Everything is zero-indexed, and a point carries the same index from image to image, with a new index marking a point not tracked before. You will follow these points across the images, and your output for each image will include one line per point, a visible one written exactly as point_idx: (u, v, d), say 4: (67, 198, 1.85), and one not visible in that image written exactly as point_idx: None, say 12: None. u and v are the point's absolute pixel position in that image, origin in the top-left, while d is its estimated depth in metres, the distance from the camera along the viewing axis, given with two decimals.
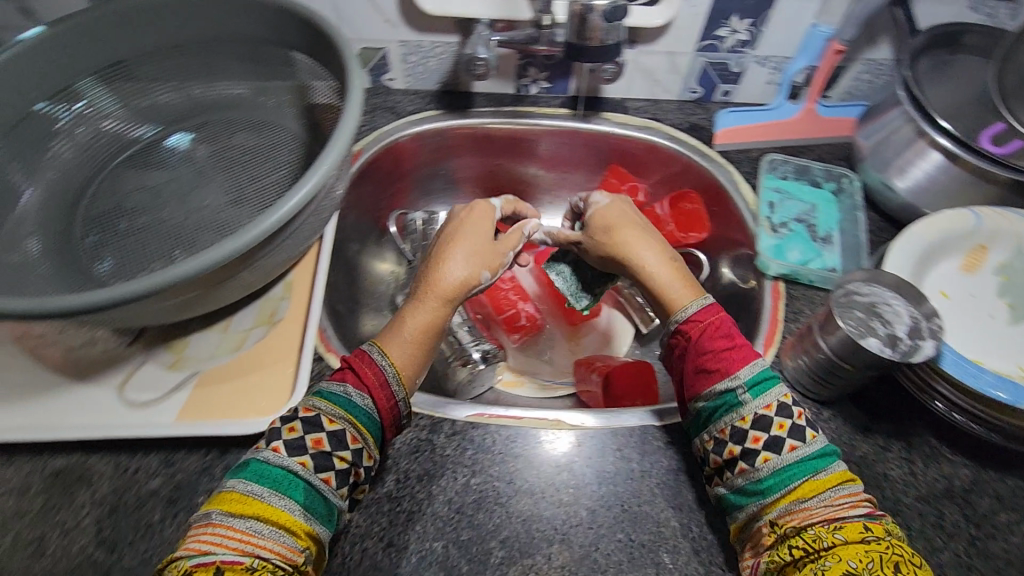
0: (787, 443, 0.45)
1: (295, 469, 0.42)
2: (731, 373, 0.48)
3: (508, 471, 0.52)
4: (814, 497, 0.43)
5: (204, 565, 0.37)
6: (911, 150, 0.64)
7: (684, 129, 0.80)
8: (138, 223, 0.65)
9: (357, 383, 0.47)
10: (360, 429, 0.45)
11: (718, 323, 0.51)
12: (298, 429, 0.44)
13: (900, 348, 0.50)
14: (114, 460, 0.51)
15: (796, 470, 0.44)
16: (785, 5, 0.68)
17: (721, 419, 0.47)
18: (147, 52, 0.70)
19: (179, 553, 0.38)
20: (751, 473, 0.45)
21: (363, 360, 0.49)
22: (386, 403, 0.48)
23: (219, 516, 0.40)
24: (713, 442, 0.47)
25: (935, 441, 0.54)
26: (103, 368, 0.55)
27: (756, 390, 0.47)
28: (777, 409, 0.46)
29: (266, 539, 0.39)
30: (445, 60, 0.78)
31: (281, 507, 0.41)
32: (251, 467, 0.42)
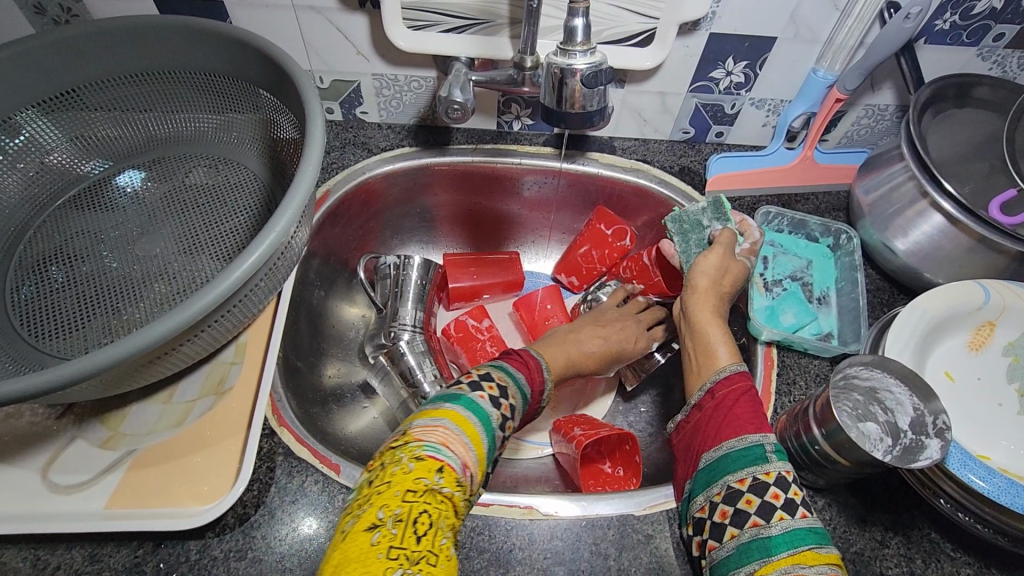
0: (801, 508, 0.42)
1: (497, 417, 0.43)
2: (764, 433, 0.47)
3: (472, 568, 0.47)
4: (812, 567, 0.39)
5: (438, 459, 0.37)
6: (913, 209, 0.59)
7: (674, 172, 0.75)
8: (79, 273, 0.60)
9: (513, 361, 0.51)
10: (516, 395, 0.47)
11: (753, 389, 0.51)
12: (473, 377, 0.46)
13: (903, 442, 0.47)
14: (32, 555, 0.46)
15: (793, 537, 0.41)
16: (782, 49, 0.65)
17: (743, 466, 0.45)
18: (94, 84, 0.64)
19: (412, 441, 0.39)
20: (762, 529, 0.42)
21: (522, 354, 0.53)
22: (536, 389, 0.50)
23: (445, 422, 0.41)
24: (707, 506, 0.45)
25: (935, 536, 0.50)
26: (29, 445, 0.50)
27: (782, 454, 0.46)
28: (777, 479, 0.44)
29: (470, 455, 0.40)
30: (422, 95, 0.73)
31: (482, 438, 0.41)
32: (465, 398, 0.43)
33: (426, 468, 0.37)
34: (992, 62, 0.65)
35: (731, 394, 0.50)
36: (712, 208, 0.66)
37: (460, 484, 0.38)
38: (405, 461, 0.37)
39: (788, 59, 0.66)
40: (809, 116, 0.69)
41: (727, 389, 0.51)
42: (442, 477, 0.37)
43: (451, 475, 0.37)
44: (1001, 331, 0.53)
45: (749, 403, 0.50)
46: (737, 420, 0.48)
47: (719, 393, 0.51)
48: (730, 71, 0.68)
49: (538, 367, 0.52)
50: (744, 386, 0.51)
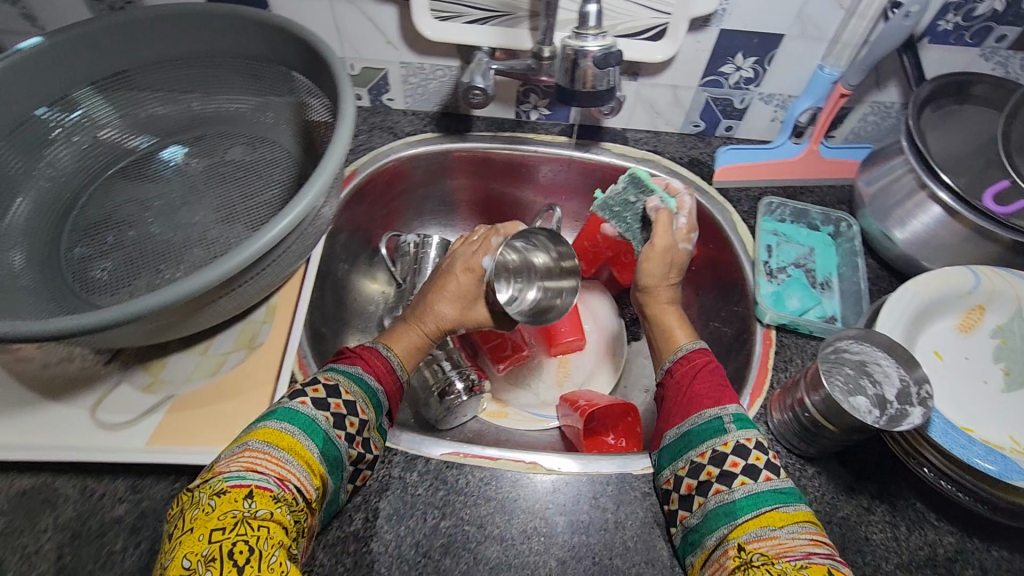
0: (763, 472, 0.45)
1: (320, 418, 0.46)
2: (722, 405, 0.51)
3: (479, 514, 0.51)
4: (781, 527, 0.42)
5: (241, 487, 0.39)
6: (911, 200, 0.62)
7: (684, 163, 0.78)
8: (126, 237, 0.65)
9: (367, 367, 0.52)
10: (369, 405, 0.50)
11: (711, 365, 0.55)
12: (321, 390, 0.48)
13: (889, 413, 0.49)
14: (81, 484, 0.51)
15: (767, 498, 0.44)
16: (790, 45, 0.68)
17: (702, 442, 0.48)
18: (146, 65, 0.69)
19: (219, 475, 0.40)
20: (724, 495, 0.45)
21: (372, 354, 0.55)
22: (394, 388, 0.54)
23: (259, 444, 0.42)
24: (687, 467, 0.48)
25: (920, 506, 0.52)
26: (80, 386, 0.55)
27: (740, 422, 0.49)
28: (755, 443, 0.47)
29: (294, 469, 0.42)
30: (445, 84, 0.77)
31: (307, 446, 0.44)
32: (282, 412, 0.45)
33: (229, 500, 0.38)
34: (995, 62, 0.67)
35: (688, 371, 0.55)
36: (631, 185, 0.72)
37: (276, 501, 0.39)
38: (205, 502, 0.38)
39: (795, 55, 0.69)
40: (815, 112, 0.71)
41: (684, 366, 0.56)
42: (252, 501, 0.38)
43: (264, 497, 0.39)
44: (990, 315, 0.56)
45: (708, 374, 0.54)
46: (697, 396, 0.52)
47: (678, 371, 0.56)
48: (740, 66, 0.71)
49: (382, 359, 0.54)
50: (703, 361, 0.56)
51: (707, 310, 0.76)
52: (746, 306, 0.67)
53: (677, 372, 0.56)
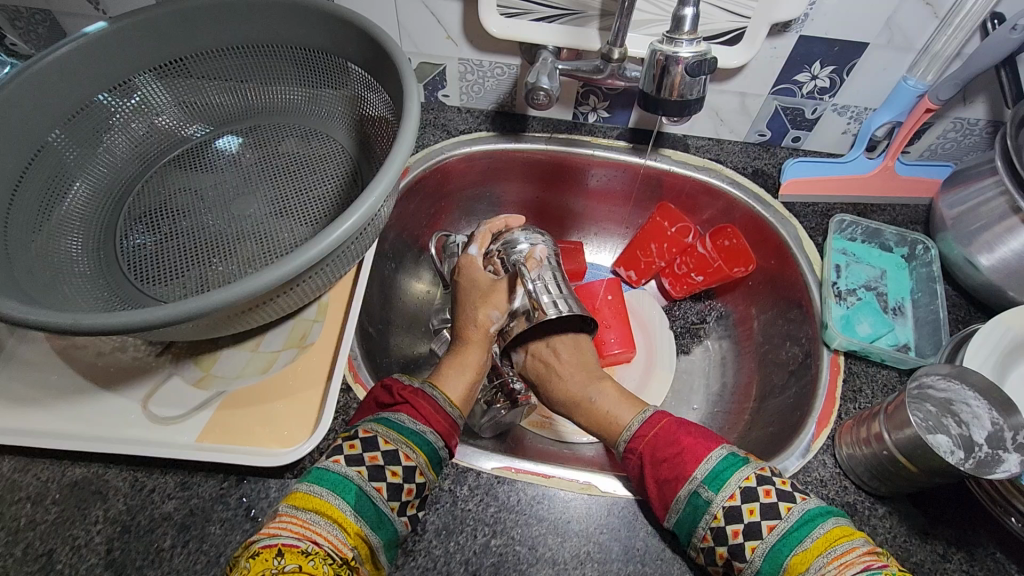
0: (764, 524, 0.44)
1: (352, 474, 0.44)
2: (688, 476, 0.48)
3: (531, 535, 0.49)
4: (807, 570, 0.41)
5: (269, 546, 0.38)
6: (1000, 225, 0.58)
7: (747, 173, 0.75)
8: (180, 227, 0.65)
9: (413, 413, 0.50)
10: (416, 450, 0.47)
11: (665, 429, 0.52)
12: (357, 445, 0.46)
13: (976, 456, 0.47)
14: (131, 477, 0.50)
15: (783, 546, 0.42)
16: (874, 54, 0.64)
17: (697, 524, 0.46)
18: (205, 52, 0.68)
19: (252, 540, 0.40)
20: (748, 571, 0.43)
21: (416, 395, 0.51)
22: (446, 429, 0.51)
23: (286, 509, 0.42)
24: (703, 553, 0.46)
25: (1001, 557, 0.49)
26: (132, 377, 0.55)
27: (715, 482, 0.47)
28: (741, 497, 0.45)
29: (323, 529, 0.40)
30: (504, 82, 0.75)
31: (336, 505, 0.42)
32: (313, 473, 0.44)
33: (261, 560, 0.38)
34: None
35: (649, 443, 0.52)
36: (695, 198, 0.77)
37: (306, 555, 0.38)
38: (241, 564, 0.38)
39: (878, 66, 0.65)
40: (894, 125, 0.68)
41: (643, 444, 0.52)
42: (281, 559, 0.37)
43: (293, 553, 0.38)
44: None
45: (670, 437, 0.51)
46: (671, 463, 0.49)
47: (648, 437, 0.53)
48: (816, 75, 0.67)
49: (431, 404, 0.51)
50: (665, 426, 0.53)
51: (767, 328, 0.73)
52: (810, 330, 0.64)
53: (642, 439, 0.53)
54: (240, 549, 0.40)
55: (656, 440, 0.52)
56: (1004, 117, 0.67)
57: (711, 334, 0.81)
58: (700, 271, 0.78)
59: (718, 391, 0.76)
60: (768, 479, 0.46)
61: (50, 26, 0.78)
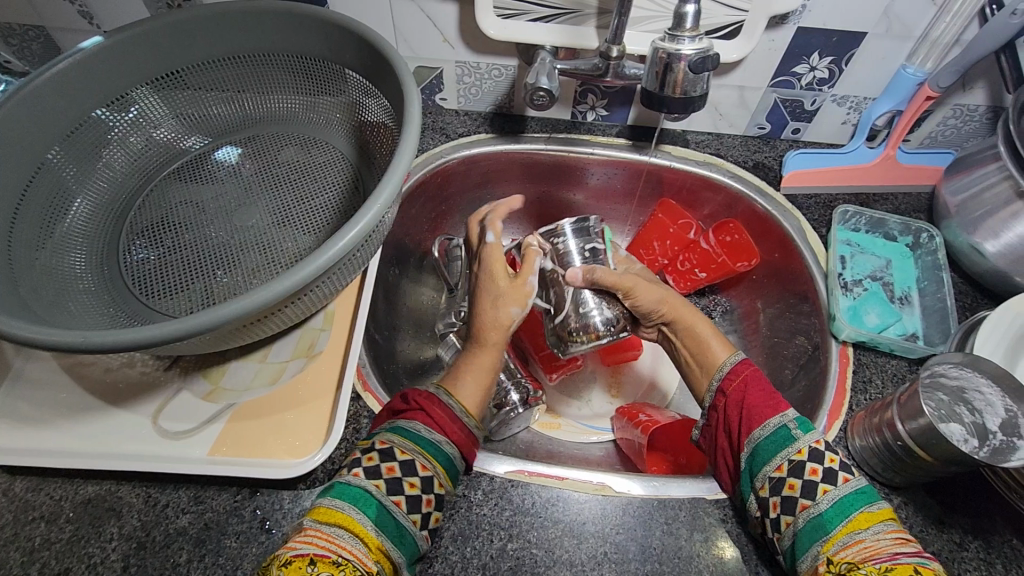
0: (841, 475, 0.45)
1: (371, 487, 0.44)
2: (780, 411, 0.50)
3: (548, 537, 0.49)
4: (867, 530, 0.42)
5: (301, 555, 0.38)
6: (1005, 210, 0.58)
7: (748, 167, 0.75)
8: (184, 239, 0.64)
9: (427, 420, 0.49)
10: (432, 460, 0.46)
11: (758, 375, 0.54)
12: (375, 456, 0.46)
13: (991, 443, 0.47)
14: (144, 492, 0.50)
15: (851, 502, 0.43)
16: (873, 43, 0.64)
17: (776, 454, 0.47)
18: (201, 63, 0.68)
19: (277, 553, 0.39)
20: (812, 510, 0.44)
21: (432, 403, 0.50)
22: (464, 441, 0.49)
23: (310, 522, 0.42)
24: (768, 487, 0.46)
25: (1017, 543, 0.49)
26: (142, 392, 0.54)
27: (805, 425, 0.49)
28: (826, 445, 0.47)
29: (347, 543, 0.40)
30: (501, 83, 0.75)
31: (359, 519, 0.42)
32: (336, 487, 0.44)
33: (295, 568, 0.37)
34: None
35: (739, 385, 0.53)
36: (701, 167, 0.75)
37: (338, 565, 0.38)
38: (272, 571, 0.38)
39: (877, 55, 0.65)
40: (894, 114, 0.68)
41: (737, 383, 0.54)
42: (314, 566, 0.37)
43: (325, 562, 0.38)
44: None
45: (758, 386, 0.53)
46: (753, 409, 0.51)
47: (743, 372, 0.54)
48: (815, 66, 0.67)
49: (445, 413, 0.50)
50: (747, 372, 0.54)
51: (774, 322, 0.73)
52: (818, 322, 0.64)
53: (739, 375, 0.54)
54: (263, 565, 0.39)
55: (750, 381, 0.53)
56: (1003, 102, 0.67)
57: (717, 329, 0.81)
58: (704, 267, 0.78)
59: None
60: (832, 449, 0.47)
61: (44, 43, 0.77)
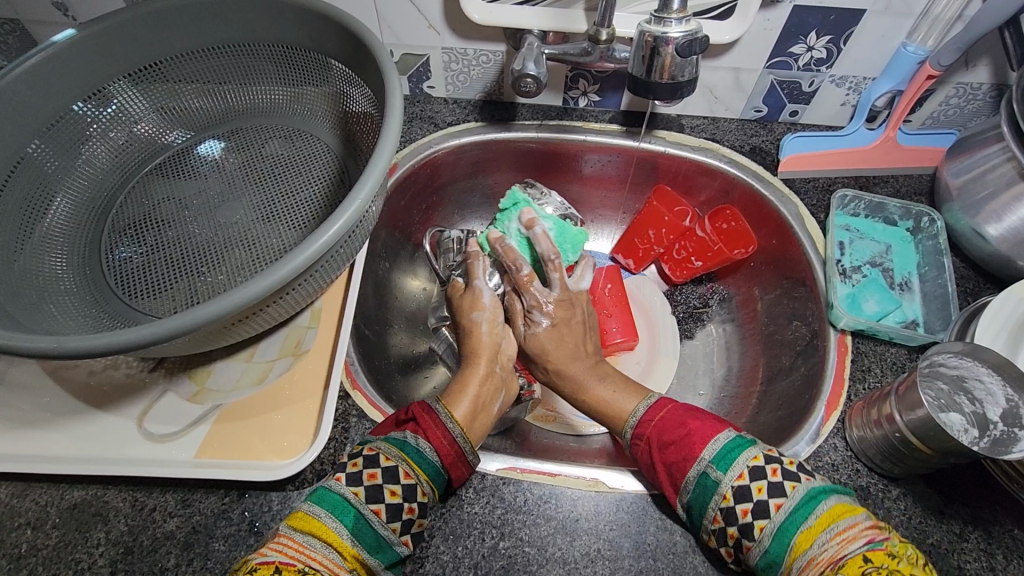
0: (772, 502, 0.42)
1: (350, 495, 0.42)
2: (695, 456, 0.46)
3: (540, 535, 0.48)
4: (813, 544, 0.40)
5: (265, 564, 0.37)
6: (1008, 192, 0.56)
7: (745, 152, 0.73)
8: (167, 237, 0.63)
9: (415, 430, 0.47)
10: (415, 468, 0.44)
11: (668, 417, 0.50)
12: (358, 462, 0.44)
13: (992, 434, 0.46)
14: (130, 497, 0.49)
15: (790, 523, 0.41)
16: (872, 21, 0.61)
17: (706, 505, 0.44)
18: (180, 55, 0.66)
19: (248, 559, 0.39)
20: (757, 549, 0.42)
21: (422, 411, 0.49)
22: (452, 451, 0.47)
23: (284, 529, 0.41)
24: (714, 536, 0.45)
25: (1019, 533, 0.48)
26: (127, 394, 0.54)
27: (721, 463, 0.45)
28: (750, 475, 0.44)
29: (318, 552, 0.39)
30: (489, 70, 0.73)
31: (334, 528, 0.41)
32: (316, 492, 0.43)
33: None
34: None
35: (655, 429, 0.50)
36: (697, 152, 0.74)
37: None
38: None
39: (876, 33, 0.63)
40: (894, 95, 0.66)
41: (649, 429, 0.51)
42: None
43: (289, 572, 0.37)
44: None
45: (671, 426, 0.49)
46: (674, 462, 0.47)
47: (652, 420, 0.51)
48: (812, 46, 0.65)
49: (435, 422, 0.48)
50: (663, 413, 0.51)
51: (772, 310, 0.72)
52: (816, 310, 0.63)
53: (650, 422, 0.51)
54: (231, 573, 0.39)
55: (666, 421, 0.50)
56: (1007, 80, 0.65)
57: (714, 318, 0.79)
58: (700, 255, 0.76)
59: (723, 376, 0.75)
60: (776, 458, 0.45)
61: (20, 36, 0.75)
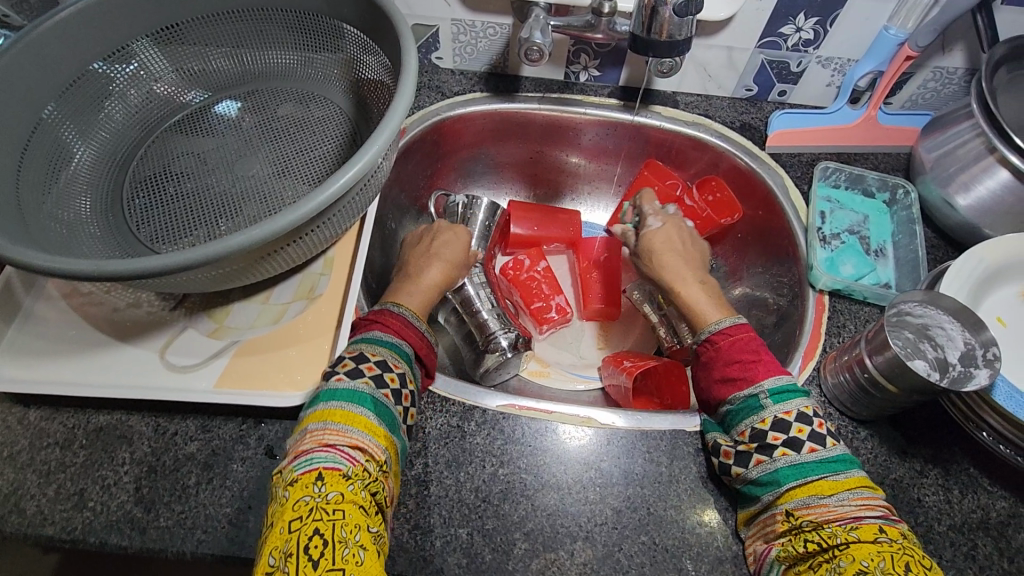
0: (807, 445, 0.48)
1: (361, 386, 0.47)
2: (756, 381, 0.52)
3: (536, 464, 0.52)
4: (832, 496, 0.45)
5: (309, 472, 0.42)
6: (977, 166, 0.61)
7: (735, 128, 0.77)
8: (185, 188, 0.66)
9: (385, 327, 0.53)
10: (399, 358, 0.51)
11: (745, 339, 0.56)
12: (350, 363, 0.49)
13: (951, 374, 0.49)
14: (153, 422, 0.53)
15: (815, 466, 0.47)
16: (856, 5, 0.66)
17: (743, 420, 0.51)
18: (201, 16, 0.69)
19: (292, 461, 0.43)
20: (767, 466, 0.47)
21: (383, 313, 0.55)
22: (421, 343, 0.54)
23: (316, 426, 0.45)
24: (731, 442, 0.50)
25: (974, 471, 0.52)
26: (148, 330, 0.57)
27: (778, 395, 0.50)
28: (797, 416, 0.49)
29: (355, 439, 0.44)
30: (496, 42, 0.76)
31: (359, 414, 0.45)
32: (327, 390, 0.47)
33: (302, 486, 0.41)
34: None
35: (730, 342, 0.56)
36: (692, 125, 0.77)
37: (346, 479, 0.42)
38: (282, 493, 0.42)
39: (860, 16, 0.67)
40: (876, 74, 0.70)
41: (725, 342, 0.56)
42: (322, 485, 0.41)
43: (333, 478, 0.41)
44: None
45: (744, 345, 0.55)
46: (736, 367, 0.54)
47: (723, 340, 0.56)
48: (801, 27, 0.69)
49: (400, 319, 0.54)
50: (745, 336, 0.56)
51: (757, 277, 0.76)
52: (797, 274, 0.67)
53: (716, 342, 0.57)
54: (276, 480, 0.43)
55: (739, 344, 0.55)
56: (980, 65, 0.70)
57: None
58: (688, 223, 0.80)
59: None
60: (805, 420, 0.49)
61: None
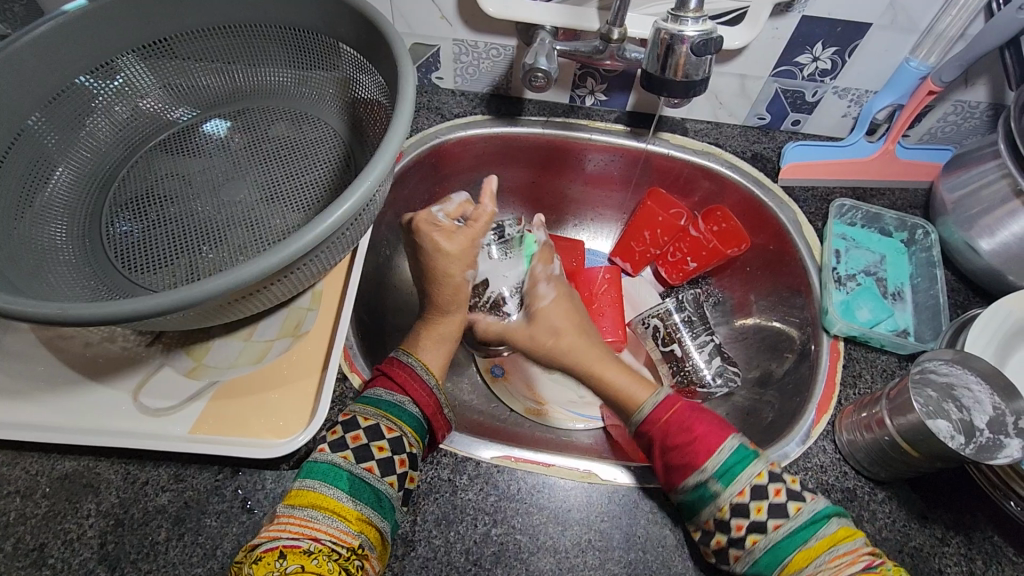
0: (771, 522, 0.44)
1: (338, 461, 0.44)
2: (699, 465, 0.46)
3: (532, 523, 0.49)
4: (810, 566, 0.41)
5: (269, 551, 0.38)
6: (1002, 209, 0.57)
7: (746, 158, 0.74)
8: (168, 213, 0.63)
9: (388, 384, 0.50)
10: (397, 421, 0.47)
11: (680, 414, 0.50)
12: (339, 429, 0.47)
13: (977, 441, 0.47)
14: (124, 469, 0.49)
15: (789, 541, 0.43)
16: (877, 35, 0.63)
17: (701, 510, 0.46)
18: (191, 31, 0.66)
19: (253, 544, 0.40)
20: (746, 559, 0.44)
21: (392, 367, 0.52)
22: (428, 401, 0.50)
23: (284, 509, 0.42)
24: (700, 532, 0.46)
25: (998, 539, 0.49)
26: (121, 368, 0.53)
27: (727, 475, 0.46)
28: (752, 494, 0.45)
29: (322, 525, 0.41)
30: (499, 64, 0.73)
31: (331, 496, 0.42)
32: (305, 468, 0.44)
33: (263, 563, 0.37)
34: None
35: (660, 428, 0.50)
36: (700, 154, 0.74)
37: (310, 554, 0.38)
38: (242, 571, 0.38)
39: (881, 46, 0.64)
40: (895, 108, 0.67)
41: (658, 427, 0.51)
42: (283, 560, 0.38)
43: (295, 553, 0.38)
44: None
45: (694, 419, 0.50)
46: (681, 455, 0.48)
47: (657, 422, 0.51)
48: (818, 57, 0.66)
49: (408, 374, 0.51)
50: (674, 410, 0.51)
51: (766, 314, 0.73)
52: (810, 317, 0.64)
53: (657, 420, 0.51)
54: (238, 562, 0.40)
55: (680, 416, 0.50)
56: (1004, 100, 0.67)
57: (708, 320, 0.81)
58: (694, 254, 0.78)
59: None
60: (774, 477, 0.46)
61: None
